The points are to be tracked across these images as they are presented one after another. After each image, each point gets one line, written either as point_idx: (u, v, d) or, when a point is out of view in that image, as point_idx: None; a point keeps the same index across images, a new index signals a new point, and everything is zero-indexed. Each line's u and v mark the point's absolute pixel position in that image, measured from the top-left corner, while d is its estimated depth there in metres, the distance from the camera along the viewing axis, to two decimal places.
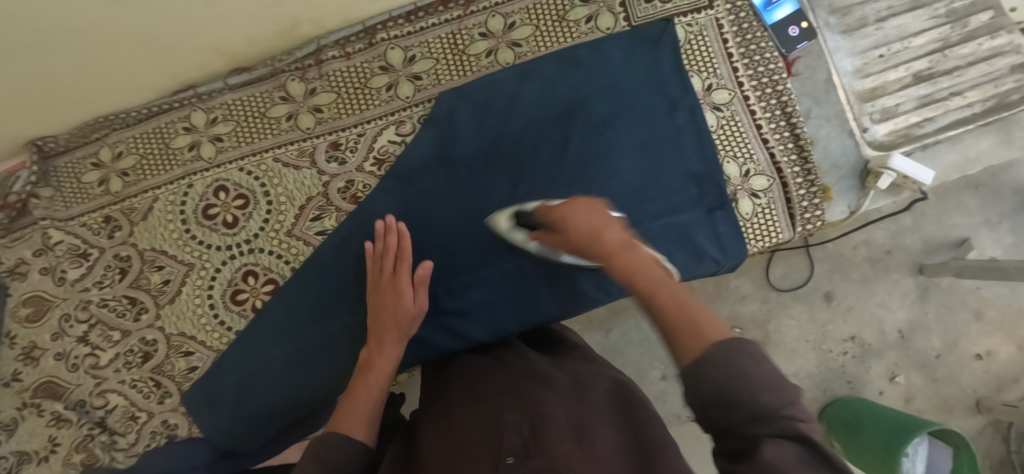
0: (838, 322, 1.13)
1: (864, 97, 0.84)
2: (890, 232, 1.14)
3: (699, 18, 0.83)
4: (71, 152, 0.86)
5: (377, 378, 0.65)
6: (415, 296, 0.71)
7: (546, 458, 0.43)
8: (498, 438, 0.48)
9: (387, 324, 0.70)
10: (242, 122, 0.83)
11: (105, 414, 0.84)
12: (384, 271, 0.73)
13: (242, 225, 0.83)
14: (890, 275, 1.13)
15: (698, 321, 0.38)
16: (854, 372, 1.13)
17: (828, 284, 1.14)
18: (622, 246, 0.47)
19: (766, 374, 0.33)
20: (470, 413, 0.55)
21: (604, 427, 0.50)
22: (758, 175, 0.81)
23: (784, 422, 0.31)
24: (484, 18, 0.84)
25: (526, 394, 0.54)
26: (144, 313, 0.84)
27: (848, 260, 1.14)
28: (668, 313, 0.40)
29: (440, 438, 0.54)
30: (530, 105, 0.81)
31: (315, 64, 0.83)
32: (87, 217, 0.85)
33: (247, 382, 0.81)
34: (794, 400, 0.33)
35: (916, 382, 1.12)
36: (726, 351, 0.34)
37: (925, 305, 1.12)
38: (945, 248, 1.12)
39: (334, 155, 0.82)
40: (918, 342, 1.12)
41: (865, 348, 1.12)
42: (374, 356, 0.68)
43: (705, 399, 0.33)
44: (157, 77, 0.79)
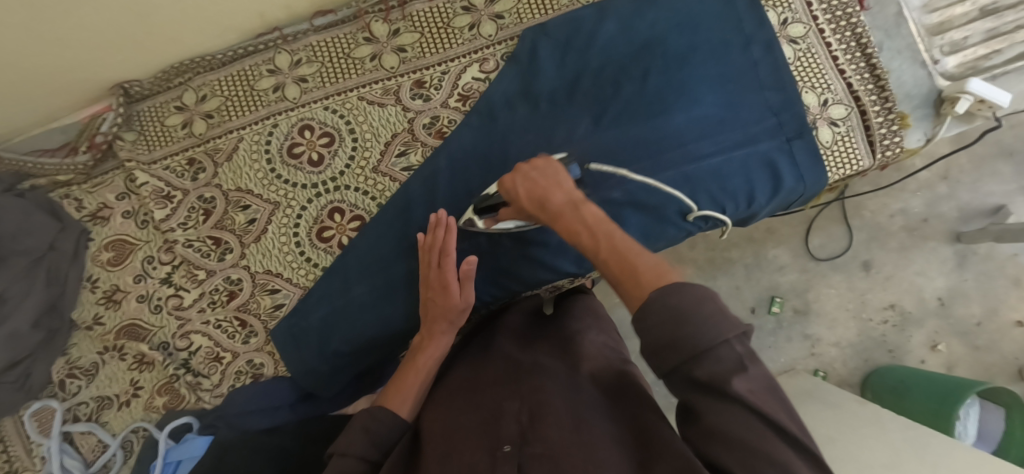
0: (878, 290, 1.15)
1: (933, 31, 0.86)
2: (926, 200, 1.15)
3: None
4: (155, 97, 0.87)
5: (425, 362, 0.69)
6: (461, 289, 0.70)
7: (542, 444, 0.45)
8: (495, 427, 0.50)
9: (433, 318, 0.71)
10: (327, 63, 0.85)
11: (188, 356, 0.83)
12: (431, 266, 0.71)
13: (327, 163, 0.84)
14: (928, 243, 1.14)
15: (636, 263, 0.47)
16: (896, 341, 1.14)
17: (865, 253, 1.16)
18: (567, 207, 0.58)
19: (705, 314, 0.38)
20: (465, 405, 0.57)
21: (597, 417, 0.51)
22: (836, 103, 0.83)
23: (724, 355, 0.37)
24: None
25: (522, 385, 0.55)
26: (228, 253, 0.84)
27: (886, 229, 1.16)
28: (612, 267, 0.50)
29: (437, 424, 0.56)
30: (610, 42, 0.83)
31: (398, 6, 0.85)
32: (171, 160, 0.86)
33: (332, 318, 0.81)
34: (729, 325, 0.38)
35: (958, 350, 1.12)
36: (666, 297, 0.41)
37: (964, 273, 1.13)
38: (981, 215, 1.13)
39: (419, 93, 0.84)
40: (958, 310, 1.13)
41: (906, 317, 1.14)
42: (425, 342, 0.72)
43: (659, 341, 0.40)
44: (247, 15, 0.81)
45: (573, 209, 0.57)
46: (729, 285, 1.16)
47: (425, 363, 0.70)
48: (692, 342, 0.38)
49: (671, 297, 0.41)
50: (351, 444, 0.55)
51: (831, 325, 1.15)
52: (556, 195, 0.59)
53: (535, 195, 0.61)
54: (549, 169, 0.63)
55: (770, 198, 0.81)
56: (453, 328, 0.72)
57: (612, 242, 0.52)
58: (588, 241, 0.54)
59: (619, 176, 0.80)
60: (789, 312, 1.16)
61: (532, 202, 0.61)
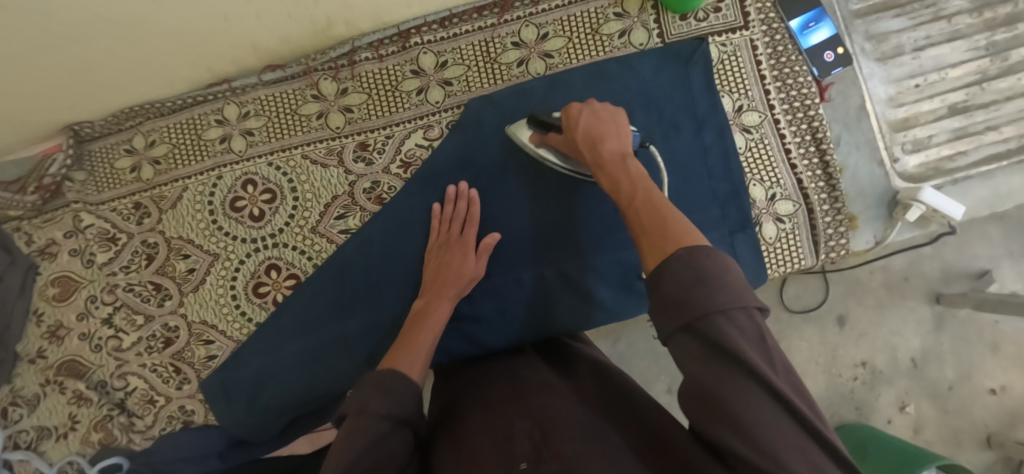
0: (850, 346, 1.06)
1: (896, 127, 0.83)
2: (908, 258, 1.06)
3: (733, 39, 0.82)
4: (106, 138, 0.87)
5: (434, 323, 0.63)
6: (477, 258, 0.74)
7: (558, 460, 0.40)
8: (509, 447, 0.44)
9: (445, 277, 0.71)
10: (274, 118, 0.85)
11: (124, 396, 0.86)
12: (453, 233, 0.76)
13: (268, 219, 0.84)
14: (906, 301, 1.06)
15: (666, 222, 0.44)
16: (864, 398, 1.05)
17: (841, 307, 1.06)
18: (614, 157, 0.56)
19: (726, 280, 0.36)
20: (481, 422, 0.51)
21: (612, 433, 0.46)
22: (784, 199, 0.81)
23: (742, 323, 0.34)
24: (517, 27, 0.83)
25: (531, 403, 0.52)
26: (168, 299, 0.85)
27: (864, 285, 1.06)
28: (639, 219, 0.46)
29: (456, 440, 0.50)
30: (558, 116, 0.80)
31: (347, 64, 0.84)
32: (118, 202, 0.87)
33: (262, 374, 0.82)
34: (747, 297, 0.35)
35: (925, 412, 1.04)
36: (693, 259, 0.37)
37: (941, 335, 1.04)
38: (964, 278, 1.04)
39: (362, 155, 0.83)
40: (931, 372, 1.04)
41: (877, 374, 1.05)
42: (432, 305, 0.66)
43: (669, 298, 0.37)
44: (193, 70, 0.80)
45: (618, 159, 0.55)
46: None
47: (437, 321, 0.64)
48: (710, 305, 0.34)
49: (696, 258, 0.38)
50: (369, 401, 0.46)
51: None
52: (612, 144, 0.58)
53: (587, 137, 0.60)
54: (607, 119, 0.62)
55: None
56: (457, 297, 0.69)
57: (650, 197, 0.48)
58: (623, 191, 0.51)
59: (550, 258, 0.80)
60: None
61: (581, 142, 0.60)
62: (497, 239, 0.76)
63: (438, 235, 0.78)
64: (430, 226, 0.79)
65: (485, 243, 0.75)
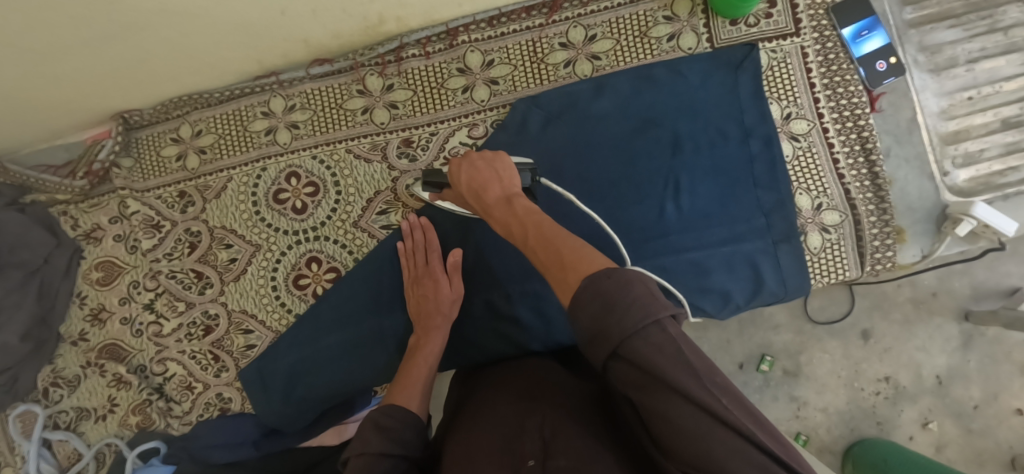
0: (873, 361, 1.04)
1: (948, 139, 0.82)
2: (938, 273, 1.04)
3: (784, 45, 0.81)
4: (154, 127, 0.89)
5: (425, 357, 0.68)
6: (450, 283, 0.77)
7: (566, 457, 0.39)
8: (519, 443, 0.45)
9: (427, 312, 0.74)
10: (320, 112, 0.85)
11: (163, 381, 0.87)
12: (419, 266, 0.78)
13: (311, 212, 0.85)
14: (934, 319, 1.04)
15: (561, 251, 0.43)
16: (886, 414, 1.03)
17: (866, 322, 1.05)
18: (499, 201, 0.57)
19: (633, 295, 0.34)
20: (490, 420, 0.52)
21: (616, 434, 0.47)
22: (830, 209, 0.79)
23: (659, 339, 0.33)
24: (565, 28, 0.83)
25: (541, 402, 0.53)
26: (209, 287, 0.86)
27: (891, 299, 1.05)
28: (542, 257, 0.45)
29: (463, 438, 0.51)
30: (605, 120, 0.81)
31: (394, 61, 0.84)
32: (163, 190, 0.88)
33: (300, 364, 0.83)
34: (654, 309, 0.33)
35: (950, 431, 1.02)
36: (591, 288, 0.36)
37: (969, 353, 1.02)
38: (994, 296, 1.02)
39: (406, 152, 0.84)
40: (956, 391, 1.02)
41: (900, 391, 1.03)
42: (421, 339, 0.71)
43: (588, 332, 0.35)
44: (243, 61, 0.81)
45: (502, 201, 0.57)
46: (719, 338, 1.06)
47: (427, 354, 0.68)
48: (622, 329, 0.33)
49: (601, 281, 0.36)
50: (368, 442, 0.48)
51: (821, 391, 1.05)
52: (496, 188, 0.59)
53: (473, 186, 0.61)
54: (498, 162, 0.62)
55: (749, 299, 0.79)
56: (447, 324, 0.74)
57: (542, 230, 0.48)
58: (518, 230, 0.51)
59: None
60: (778, 373, 1.06)
61: (472, 190, 0.61)
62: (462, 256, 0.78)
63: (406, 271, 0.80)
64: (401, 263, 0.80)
65: (452, 263, 0.78)
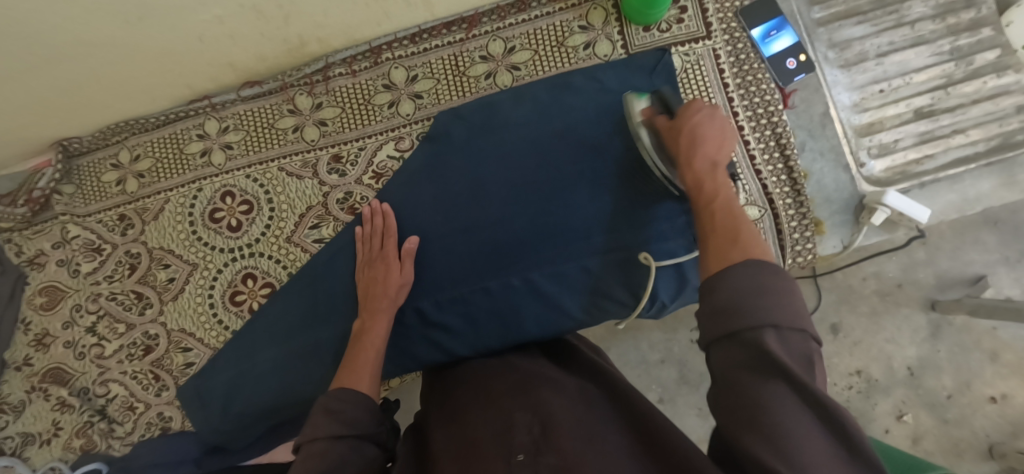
0: (844, 355, 1.05)
1: (861, 131, 0.84)
2: (902, 265, 1.06)
3: (696, 48, 0.84)
4: (94, 153, 0.91)
5: (372, 341, 0.70)
6: (401, 267, 0.77)
7: (558, 455, 0.42)
8: (508, 437, 0.47)
9: (375, 295, 0.74)
10: (252, 132, 0.88)
11: (106, 402, 0.88)
12: (373, 250, 0.79)
13: (245, 229, 0.87)
14: (901, 309, 1.05)
15: (737, 235, 0.49)
16: (860, 407, 1.03)
17: (834, 315, 1.06)
18: (706, 165, 0.60)
19: (786, 296, 0.39)
20: (483, 415, 0.54)
21: (610, 433, 0.48)
22: (749, 204, 0.81)
23: (795, 340, 0.37)
24: (485, 41, 0.86)
25: (536, 395, 0.55)
26: (149, 307, 0.88)
27: (857, 292, 1.06)
28: (712, 226, 0.52)
29: (451, 438, 0.53)
30: (528, 127, 0.83)
31: (322, 80, 0.87)
32: (104, 214, 0.90)
33: (237, 381, 0.84)
34: (802, 322, 0.38)
35: (925, 423, 1.01)
36: (758, 269, 0.42)
37: (938, 343, 1.03)
38: (959, 285, 1.03)
39: (335, 167, 0.86)
40: (928, 382, 1.02)
41: (872, 384, 1.04)
42: (368, 324, 0.72)
43: (728, 301, 0.40)
44: (175, 87, 0.84)
45: (709, 171, 0.59)
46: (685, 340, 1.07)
47: (375, 337, 0.70)
48: (760, 316, 0.38)
49: (764, 270, 0.42)
50: (318, 429, 0.52)
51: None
52: (703, 149, 0.60)
53: (688, 134, 0.63)
54: (709, 127, 0.63)
55: (674, 296, 0.81)
56: (393, 308, 0.74)
57: (726, 210, 0.54)
58: (703, 195, 0.57)
59: (516, 266, 0.81)
60: None
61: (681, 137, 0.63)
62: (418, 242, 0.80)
63: (362, 254, 0.80)
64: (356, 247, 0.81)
65: (406, 248, 0.79)
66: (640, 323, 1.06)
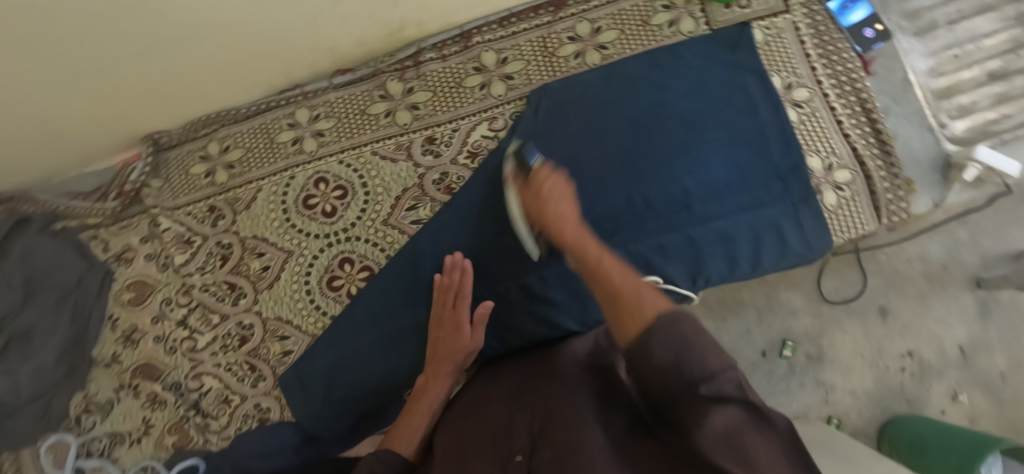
0: (895, 338, 1.05)
1: (940, 95, 0.87)
2: (945, 246, 1.05)
3: (777, 23, 0.87)
4: (182, 147, 0.91)
5: (428, 403, 0.71)
6: (473, 333, 0.73)
7: (550, 449, 0.46)
8: (509, 438, 0.52)
9: (441, 357, 0.73)
10: (344, 118, 0.89)
11: (199, 397, 0.86)
12: (445, 308, 0.75)
13: (340, 214, 0.87)
14: (947, 290, 1.04)
15: (641, 295, 0.47)
16: (914, 392, 1.03)
17: (883, 298, 1.06)
18: (578, 236, 0.60)
19: (703, 337, 0.41)
20: (484, 418, 0.59)
21: (592, 411, 0.51)
22: (841, 168, 0.83)
23: (725, 378, 0.39)
24: (572, 23, 0.88)
25: (539, 392, 0.57)
26: (243, 298, 0.87)
27: (905, 276, 1.06)
28: (611, 288, 0.51)
29: (448, 440, 0.59)
30: (621, 102, 0.84)
31: (413, 65, 0.88)
32: (193, 206, 0.90)
33: (338, 365, 0.82)
34: (721, 356, 0.40)
35: (980, 404, 1.01)
36: (671, 323, 0.42)
37: (988, 324, 1.03)
38: (1005, 262, 1.02)
39: (430, 149, 0.87)
40: (981, 363, 1.02)
41: (925, 367, 1.04)
42: (427, 384, 0.73)
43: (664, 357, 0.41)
44: (272, 75, 0.85)
45: (578, 235, 0.61)
46: (739, 328, 1.07)
47: (427, 405, 0.71)
48: (695, 369, 0.39)
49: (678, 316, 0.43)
50: None
51: (846, 374, 1.05)
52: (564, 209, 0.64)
53: (542, 197, 0.66)
54: (552, 181, 0.68)
55: (776, 260, 0.83)
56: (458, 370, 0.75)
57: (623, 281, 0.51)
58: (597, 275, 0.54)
59: (618, 238, 0.82)
60: (802, 359, 1.07)
61: (539, 201, 0.66)
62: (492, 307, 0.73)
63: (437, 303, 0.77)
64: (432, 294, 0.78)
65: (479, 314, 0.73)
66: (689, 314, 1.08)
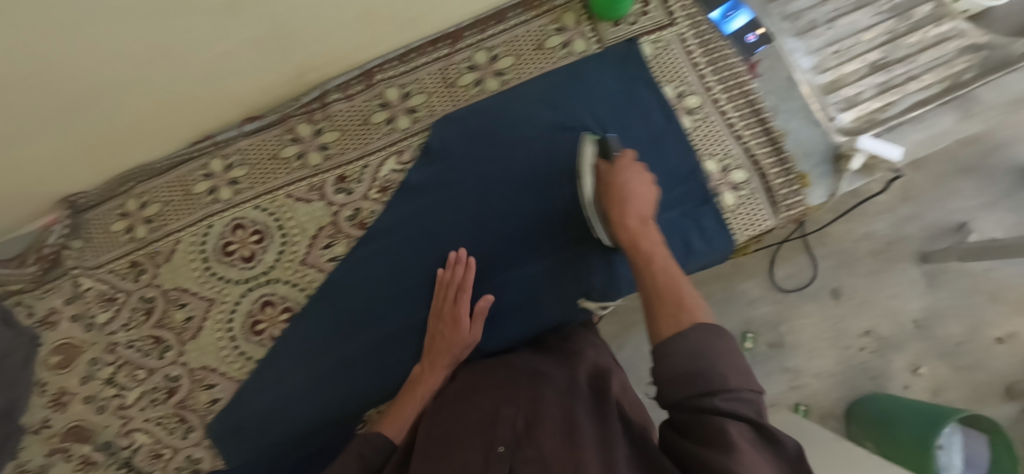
0: (852, 317, 1.14)
1: (826, 90, 0.91)
2: (890, 222, 1.15)
3: (664, 35, 0.90)
4: (101, 206, 0.92)
5: (423, 393, 0.73)
6: (472, 326, 0.78)
7: (529, 452, 0.51)
8: (492, 429, 0.55)
9: (439, 350, 0.77)
10: (257, 165, 0.91)
11: (131, 453, 0.86)
12: (446, 300, 0.80)
13: (259, 258, 0.88)
14: (897, 265, 1.14)
15: (679, 300, 0.56)
16: (877, 367, 1.12)
17: (834, 280, 1.15)
18: (643, 226, 0.67)
19: (729, 357, 0.48)
20: (473, 408, 0.61)
21: (579, 417, 0.55)
22: (736, 168, 0.87)
23: (745, 404, 0.46)
24: (469, 53, 0.91)
25: (528, 392, 0.61)
26: (168, 350, 0.88)
27: (853, 255, 1.15)
28: (655, 281, 0.60)
29: (438, 424, 0.62)
30: (522, 125, 0.88)
31: (320, 107, 0.91)
32: (115, 263, 0.91)
33: (274, 408, 0.84)
34: (750, 381, 0.47)
35: (942, 373, 1.10)
36: (708, 335, 0.49)
37: (938, 293, 1.12)
38: (947, 234, 1.12)
39: (342, 187, 0.89)
40: (938, 331, 1.11)
41: (884, 342, 1.13)
42: (424, 373, 0.76)
43: (676, 371, 0.48)
44: (179, 129, 0.87)
45: (642, 226, 0.67)
46: None
47: (427, 388, 0.74)
48: (716, 385, 0.46)
49: (708, 332, 0.50)
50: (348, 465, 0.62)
51: (810, 357, 1.14)
52: (632, 204, 0.69)
53: (616, 193, 0.71)
54: (636, 177, 0.71)
55: (684, 263, 0.85)
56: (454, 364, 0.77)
57: (668, 276, 0.60)
58: (652, 263, 0.62)
59: (532, 255, 0.86)
60: (764, 347, 1.15)
61: (613, 198, 0.71)
62: (491, 301, 0.79)
63: (436, 300, 0.82)
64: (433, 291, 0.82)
65: (479, 307, 0.78)
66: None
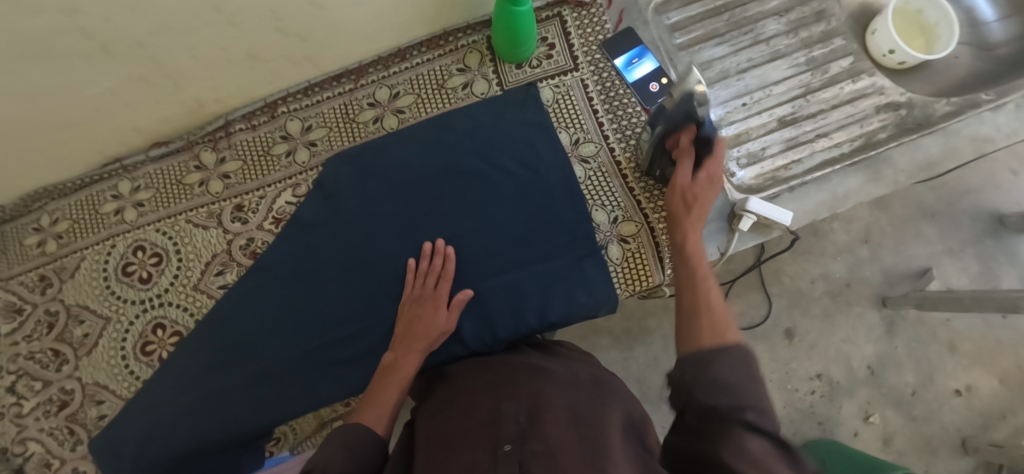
0: (803, 360, 1.12)
1: (730, 143, 0.89)
2: (847, 264, 1.15)
3: (566, 80, 0.91)
4: (16, 220, 0.96)
5: (400, 379, 0.67)
6: (448, 314, 0.77)
7: (542, 443, 0.42)
8: (496, 426, 0.46)
9: (414, 335, 0.73)
10: (162, 189, 0.94)
11: (23, 461, 0.89)
12: (426, 289, 0.79)
13: (155, 280, 0.91)
14: (852, 308, 1.13)
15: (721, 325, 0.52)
16: (825, 412, 1.09)
17: (787, 320, 1.13)
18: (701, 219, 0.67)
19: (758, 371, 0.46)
20: (473, 404, 0.53)
21: (585, 411, 0.49)
22: (627, 221, 0.85)
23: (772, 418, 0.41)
24: (372, 89, 0.94)
25: (528, 385, 0.54)
26: (65, 364, 0.91)
27: (807, 295, 1.15)
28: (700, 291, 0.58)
29: (432, 428, 0.53)
30: (412, 165, 0.88)
31: (224, 136, 0.93)
32: (25, 276, 0.94)
33: (145, 435, 0.83)
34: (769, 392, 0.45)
35: (893, 422, 1.08)
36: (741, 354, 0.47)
37: (893, 340, 1.11)
38: (905, 279, 1.13)
39: (238, 216, 0.91)
40: (891, 379, 1.10)
41: (835, 387, 1.10)
42: (398, 358, 0.70)
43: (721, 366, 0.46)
44: (85, 153, 0.90)
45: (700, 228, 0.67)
46: (645, 356, 1.14)
47: (405, 373, 0.68)
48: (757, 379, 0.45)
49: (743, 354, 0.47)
50: (331, 457, 0.51)
51: None
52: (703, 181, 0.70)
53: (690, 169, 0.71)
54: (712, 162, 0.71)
55: (564, 316, 0.81)
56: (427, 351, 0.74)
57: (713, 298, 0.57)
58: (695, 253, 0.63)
59: None
60: None
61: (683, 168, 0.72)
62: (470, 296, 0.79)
63: (411, 289, 0.81)
64: (406, 279, 0.81)
65: (459, 298, 0.78)
66: (595, 345, 1.15)
